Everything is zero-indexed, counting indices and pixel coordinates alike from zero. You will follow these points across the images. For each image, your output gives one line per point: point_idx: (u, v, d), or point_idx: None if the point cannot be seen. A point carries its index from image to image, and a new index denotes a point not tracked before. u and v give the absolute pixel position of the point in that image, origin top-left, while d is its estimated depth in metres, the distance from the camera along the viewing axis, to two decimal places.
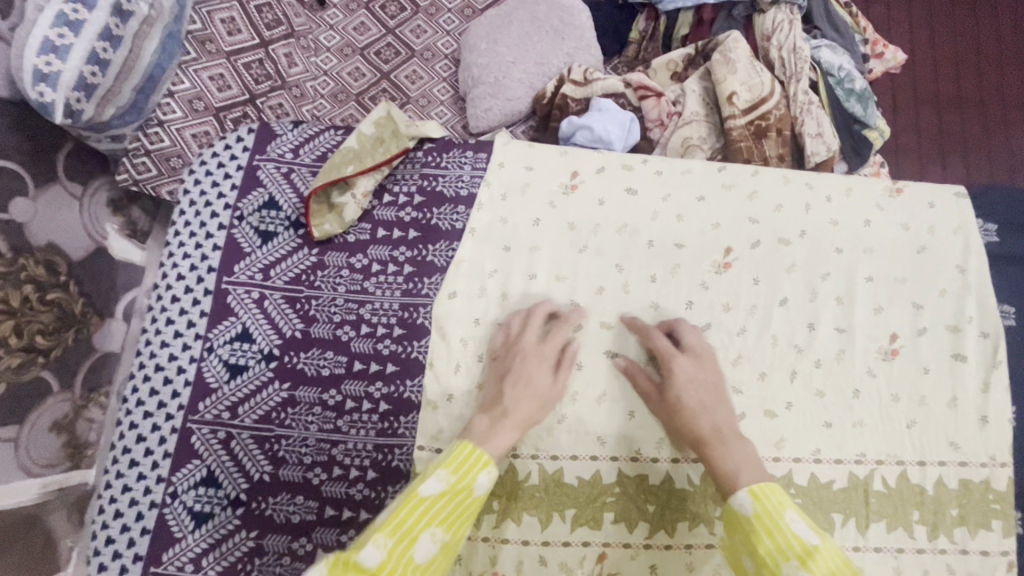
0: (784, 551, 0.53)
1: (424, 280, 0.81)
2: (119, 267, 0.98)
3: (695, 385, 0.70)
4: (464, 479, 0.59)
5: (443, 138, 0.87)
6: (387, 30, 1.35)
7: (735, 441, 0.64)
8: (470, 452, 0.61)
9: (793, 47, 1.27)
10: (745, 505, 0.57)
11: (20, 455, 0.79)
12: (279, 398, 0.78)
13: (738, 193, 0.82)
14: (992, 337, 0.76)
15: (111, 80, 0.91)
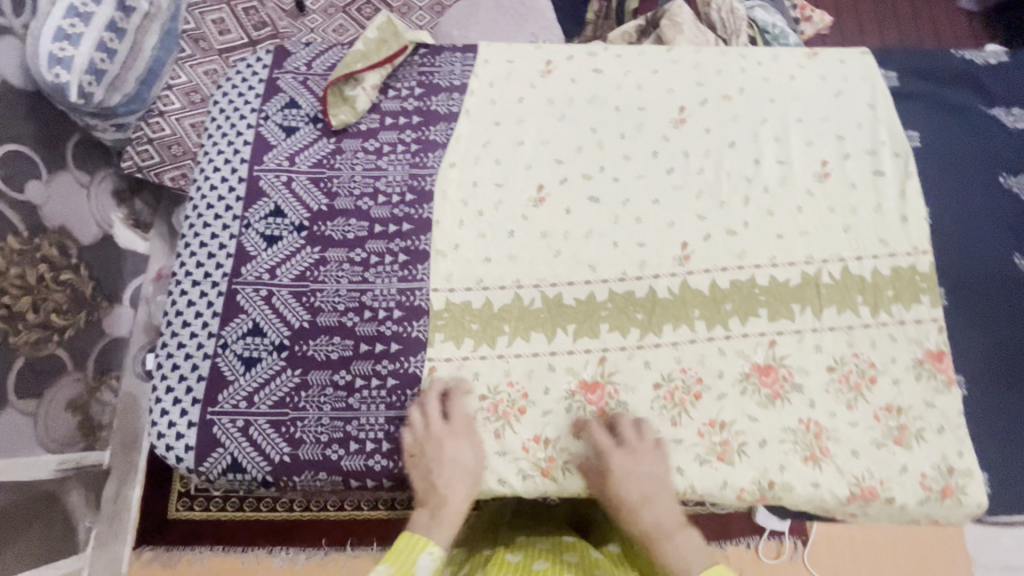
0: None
1: (430, 154, 0.94)
2: (124, 253, 1.37)
3: (637, 480, 0.76)
4: (403, 567, 0.67)
5: (435, 45, 1.02)
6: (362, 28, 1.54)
7: (675, 533, 0.72)
8: (406, 539, 0.70)
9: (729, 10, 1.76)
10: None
11: (45, 434, 1.12)
12: (312, 260, 0.89)
13: (686, 65, 0.98)
14: (903, 155, 0.92)
15: (117, 67, 1.18)
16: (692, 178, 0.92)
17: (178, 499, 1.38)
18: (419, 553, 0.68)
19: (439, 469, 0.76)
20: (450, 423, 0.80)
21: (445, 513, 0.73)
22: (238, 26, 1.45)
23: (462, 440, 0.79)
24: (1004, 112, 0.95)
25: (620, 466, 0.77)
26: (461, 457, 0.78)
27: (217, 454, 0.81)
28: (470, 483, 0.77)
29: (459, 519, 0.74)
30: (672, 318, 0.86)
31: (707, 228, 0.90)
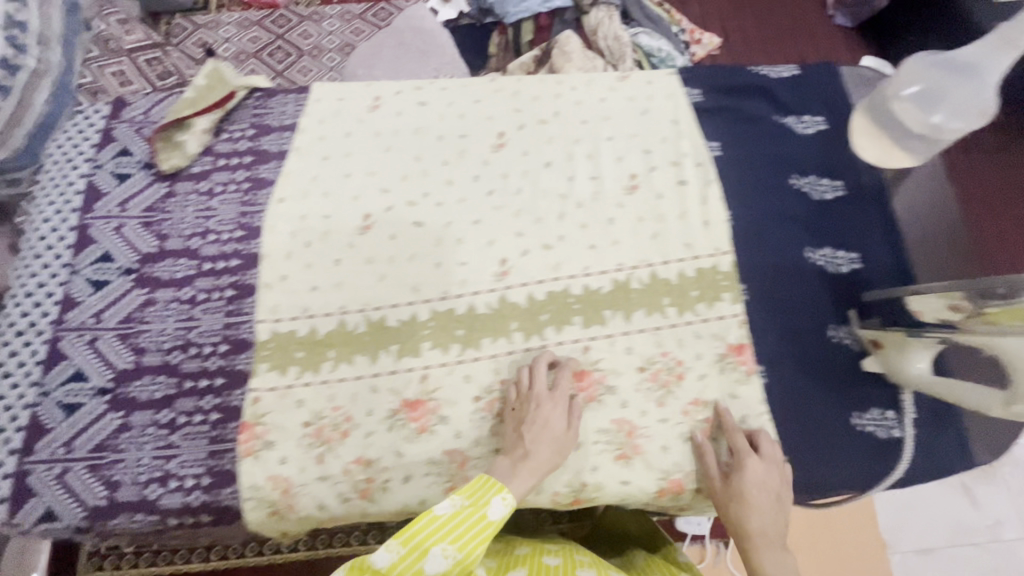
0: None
1: (260, 191, 0.98)
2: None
3: (768, 484, 0.77)
4: (476, 501, 0.68)
5: (270, 88, 1.06)
6: (278, 73, 1.91)
7: (778, 547, 0.73)
8: (482, 481, 0.71)
9: (615, 36, 1.91)
10: None
11: None
12: (139, 301, 0.91)
13: (505, 93, 1.04)
14: (704, 165, 0.99)
15: None
16: (511, 198, 0.98)
17: (85, 560, 1.20)
18: (494, 497, 0.69)
19: (534, 428, 0.80)
20: (554, 391, 0.84)
21: (530, 466, 0.77)
22: (136, 79, 1.56)
23: (559, 406, 0.82)
24: (796, 119, 1.03)
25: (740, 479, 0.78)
26: (552, 421, 0.81)
27: (32, 504, 0.80)
28: (558, 447, 0.80)
29: (544, 473, 0.77)
30: (491, 332, 0.90)
31: (525, 244, 0.95)
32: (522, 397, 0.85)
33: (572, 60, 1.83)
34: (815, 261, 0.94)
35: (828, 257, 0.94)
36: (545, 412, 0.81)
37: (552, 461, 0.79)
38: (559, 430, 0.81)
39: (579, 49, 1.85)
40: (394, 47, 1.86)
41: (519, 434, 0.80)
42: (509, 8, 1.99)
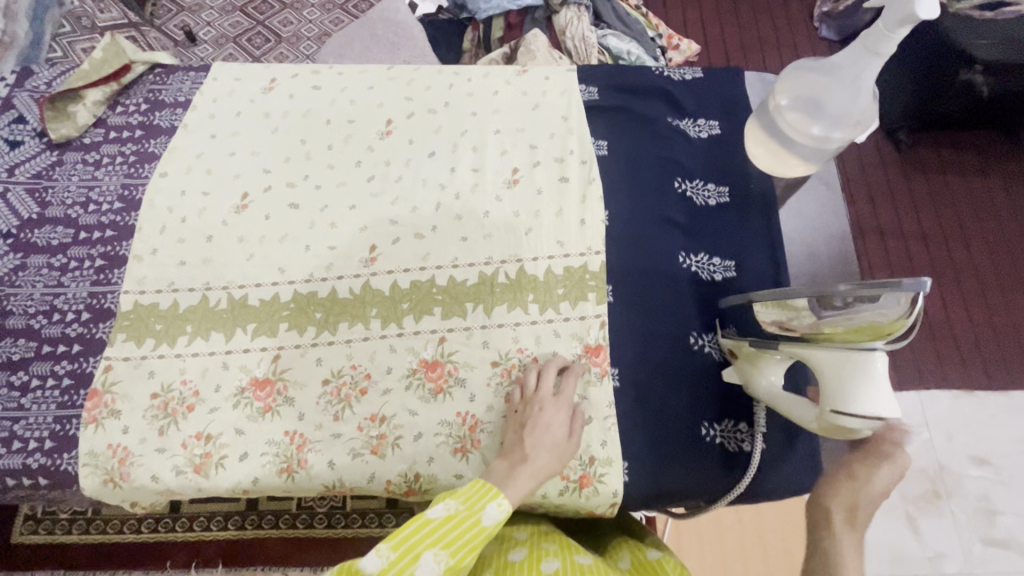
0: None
1: (145, 165, 0.99)
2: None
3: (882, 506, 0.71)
4: (473, 508, 0.66)
5: (173, 65, 1.08)
6: (255, 57, 1.94)
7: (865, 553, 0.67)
8: (481, 484, 0.69)
9: (582, 35, 1.89)
10: None
11: None
12: (13, 265, 0.93)
13: (400, 81, 1.04)
14: (588, 163, 0.98)
15: None
16: (390, 186, 0.98)
17: (21, 523, 1.34)
18: (491, 501, 0.67)
19: (533, 431, 0.77)
20: (560, 396, 0.81)
21: (528, 468, 0.73)
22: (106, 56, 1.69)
23: (562, 411, 0.79)
24: (691, 122, 1.02)
25: (879, 486, 0.70)
26: (555, 426, 0.78)
27: None
28: (557, 453, 0.76)
29: (538, 480, 0.73)
30: (349, 317, 0.90)
31: (398, 232, 0.95)
32: (526, 399, 0.82)
33: (536, 58, 1.79)
34: (687, 267, 0.93)
35: (702, 263, 0.93)
36: (546, 416, 0.78)
37: (552, 468, 0.74)
38: (560, 435, 0.77)
39: (545, 48, 1.82)
40: (365, 39, 1.85)
41: (519, 437, 0.77)
42: (481, 3, 1.96)
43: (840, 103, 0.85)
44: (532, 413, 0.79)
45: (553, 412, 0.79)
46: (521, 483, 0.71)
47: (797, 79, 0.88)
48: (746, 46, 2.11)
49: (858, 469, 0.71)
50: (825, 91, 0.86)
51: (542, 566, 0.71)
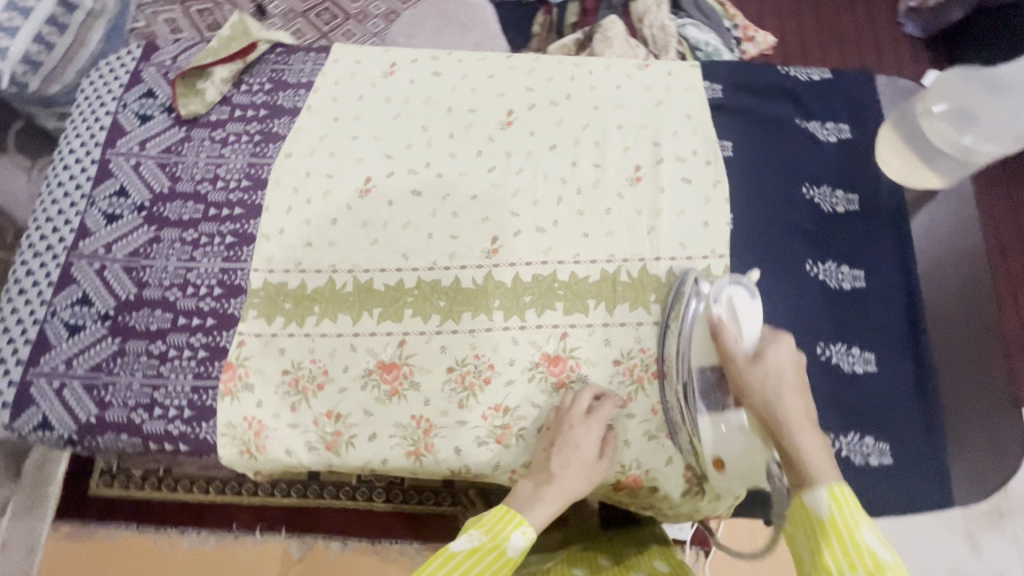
0: (852, 566, 0.54)
1: (270, 145, 1.00)
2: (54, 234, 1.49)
3: (795, 373, 0.71)
4: (497, 537, 0.67)
5: (293, 45, 1.09)
6: (322, 33, 1.95)
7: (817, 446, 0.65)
8: (505, 513, 0.70)
9: (661, 25, 1.75)
10: (818, 506, 0.59)
11: None
12: (147, 237, 0.96)
13: (520, 71, 1.03)
14: (713, 163, 0.96)
15: (53, 59, 1.27)
16: (513, 177, 0.98)
17: (98, 476, 1.38)
18: (514, 532, 0.68)
19: (562, 451, 0.79)
20: (592, 416, 0.82)
21: (554, 489, 0.75)
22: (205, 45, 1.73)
23: (593, 431, 0.81)
24: (819, 125, 0.99)
25: (766, 395, 0.69)
26: (583, 446, 0.79)
27: (31, 411, 0.86)
28: (585, 472, 0.78)
29: (564, 500, 0.75)
30: (472, 307, 0.91)
31: (519, 224, 0.95)
32: (559, 417, 0.84)
33: (613, 46, 1.67)
34: (814, 275, 0.91)
35: (830, 271, 0.91)
36: (576, 436, 0.80)
37: (578, 489, 0.77)
38: (589, 456, 0.79)
39: (622, 35, 1.70)
40: (438, 19, 1.82)
41: (547, 456, 0.80)
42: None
43: (993, 121, 0.84)
44: (557, 436, 0.81)
45: (579, 439, 0.80)
46: (546, 507, 0.73)
47: (959, 85, 0.85)
48: (837, 25, 1.93)
49: (759, 377, 0.70)
50: (983, 105, 0.84)
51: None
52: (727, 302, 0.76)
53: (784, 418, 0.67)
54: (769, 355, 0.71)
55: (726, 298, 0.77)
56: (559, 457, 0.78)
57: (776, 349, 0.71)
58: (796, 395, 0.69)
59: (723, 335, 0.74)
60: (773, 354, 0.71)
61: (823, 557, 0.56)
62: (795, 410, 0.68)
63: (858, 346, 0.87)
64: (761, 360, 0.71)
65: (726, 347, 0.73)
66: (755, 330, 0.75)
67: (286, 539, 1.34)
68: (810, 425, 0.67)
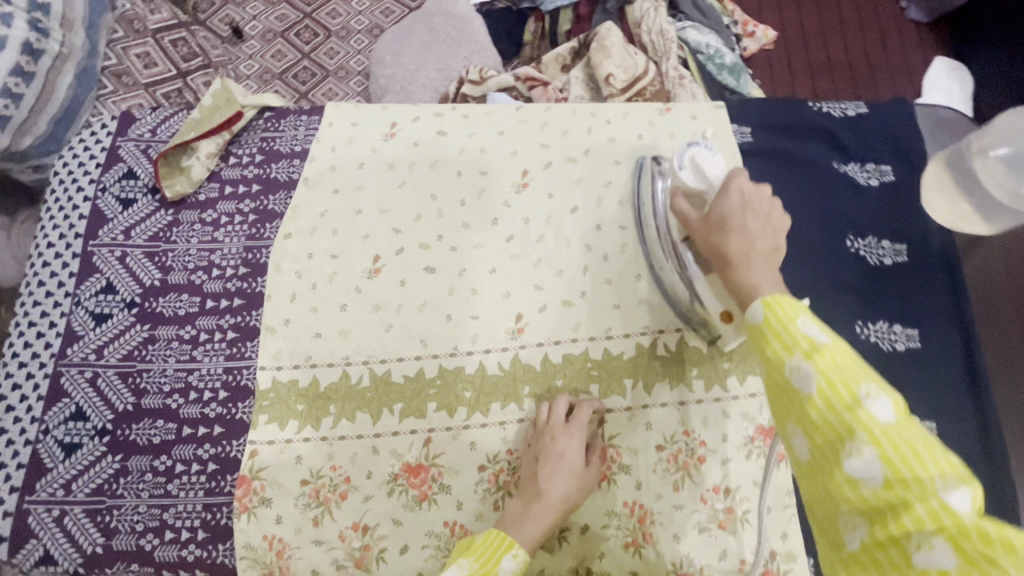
0: (790, 351, 0.50)
1: (267, 225, 0.92)
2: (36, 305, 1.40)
3: (755, 214, 0.66)
4: (488, 565, 0.66)
5: (283, 108, 1.00)
6: (303, 54, 1.82)
7: (760, 268, 0.61)
8: (496, 537, 0.69)
9: (660, 30, 1.58)
10: (755, 317, 0.54)
11: None
12: (141, 338, 0.88)
13: (532, 125, 0.96)
14: None
15: (24, 112, 1.21)
16: (533, 246, 0.90)
17: None
18: (507, 555, 0.67)
19: (547, 463, 0.76)
20: (572, 423, 0.80)
21: (542, 504, 0.74)
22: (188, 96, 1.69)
23: (575, 439, 0.78)
24: (858, 168, 0.92)
25: (723, 212, 0.67)
26: (569, 455, 0.77)
27: (31, 545, 0.80)
28: (573, 476, 0.76)
29: (553, 514, 0.74)
30: (500, 395, 0.84)
31: (544, 298, 0.88)
32: (540, 430, 0.81)
33: (611, 57, 1.46)
34: (866, 337, 0.84)
35: (882, 331, 0.84)
36: (560, 446, 0.77)
37: (567, 497, 0.75)
38: (576, 462, 0.77)
39: (620, 43, 1.49)
40: (424, 33, 1.69)
41: (535, 470, 0.77)
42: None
43: None
44: (538, 445, 0.79)
45: (562, 446, 0.77)
46: (534, 525, 0.72)
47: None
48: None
49: (712, 244, 0.67)
50: None
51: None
52: (690, 165, 0.76)
53: (721, 244, 0.66)
54: (716, 207, 0.69)
55: (688, 156, 0.77)
56: (548, 469, 0.76)
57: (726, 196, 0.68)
58: (742, 238, 0.65)
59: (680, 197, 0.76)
60: (721, 209, 0.68)
61: (769, 359, 0.51)
62: (743, 244, 0.64)
63: (918, 415, 0.81)
64: (710, 220, 0.69)
65: (681, 210, 0.74)
66: (720, 175, 0.75)
67: None
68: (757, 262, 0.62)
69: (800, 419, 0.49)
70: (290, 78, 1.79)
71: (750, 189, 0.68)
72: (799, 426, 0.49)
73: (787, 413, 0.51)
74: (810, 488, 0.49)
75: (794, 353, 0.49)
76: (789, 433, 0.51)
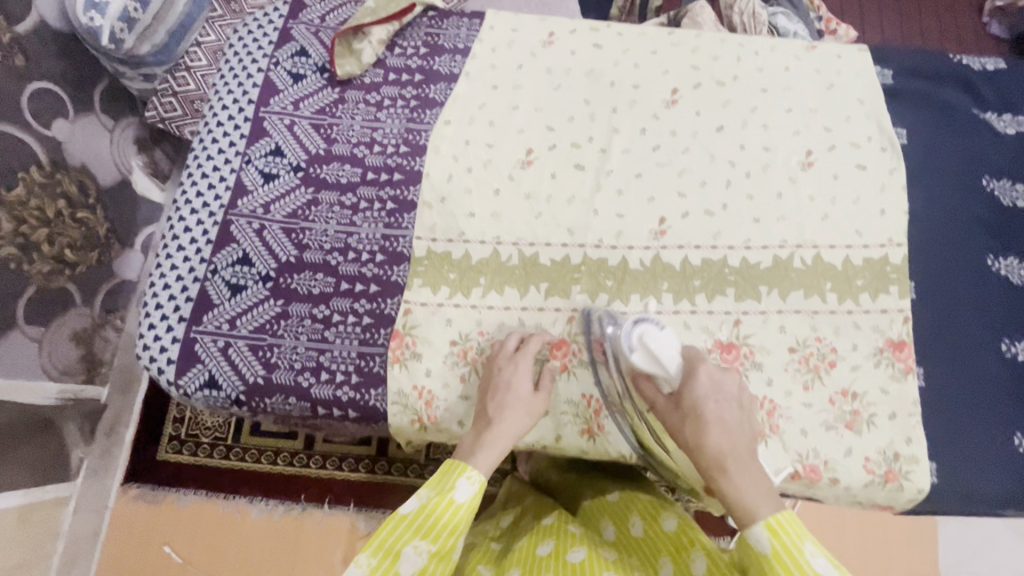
0: (799, 571, 0.56)
1: (427, 111, 0.98)
2: (140, 200, 1.48)
3: (719, 402, 0.69)
4: (442, 493, 0.66)
5: (445, 10, 1.06)
6: None
7: (746, 460, 0.64)
8: (447, 465, 0.69)
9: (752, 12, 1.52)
10: (761, 543, 0.59)
11: (43, 357, 1.21)
12: (305, 199, 0.93)
13: (684, 49, 1.00)
14: (889, 151, 0.94)
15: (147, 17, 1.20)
16: (677, 157, 0.95)
17: (167, 442, 1.44)
18: (460, 479, 0.67)
19: (497, 394, 0.78)
20: (522, 352, 0.82)
21: (493, 433, 0.73)
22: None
23: (521, 367, 0.80)
24: (995, 117, 0.96)
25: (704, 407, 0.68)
26: (517, 384, 0.79)
27: (196, 370, 0.85)
28: (525, 404, 0.78)
29: (510, 440, 0.74)
30: (640, 288, 0.89)
31: (687, 206, 0.93)
32: (491, 359, 0.83)
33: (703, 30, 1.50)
34: (996, 270, 0.89)
35: (1012, 267, 0.89)
36: (508, 376, 0.79)
37: (520, 425, 0.76)
38: (526, 392, 0.79)
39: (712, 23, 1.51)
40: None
41: (484, 406, 0.78)
42: None
43: None
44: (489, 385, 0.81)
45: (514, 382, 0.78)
46: (489, 448, 0.72)
47: None
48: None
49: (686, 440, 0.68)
50: None
51: (568, 557, 0.73)
52: (640, 346, 0.74)
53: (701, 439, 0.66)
54: (687, 398, 0.70)
55: (638, 339, 0.74)
56: (496, 400, 0.77)
57: (693, 389, 0.70)
58: (721, 430, 0.66)
59: (645, 384, 0.75)
60: (688, 397, 0.70)
61: (780, 572, 0.57)
62: (725, 441, 0.65)
63: None
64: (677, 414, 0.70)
65: (652, 399, 0.74)
66: (673, 355, 0.73)
67: (354, 514, 1.37)
68: (741, 458, 0.65)
69: None
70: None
71: (713, 373, 0.72)
72: None
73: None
74: None
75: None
76: None
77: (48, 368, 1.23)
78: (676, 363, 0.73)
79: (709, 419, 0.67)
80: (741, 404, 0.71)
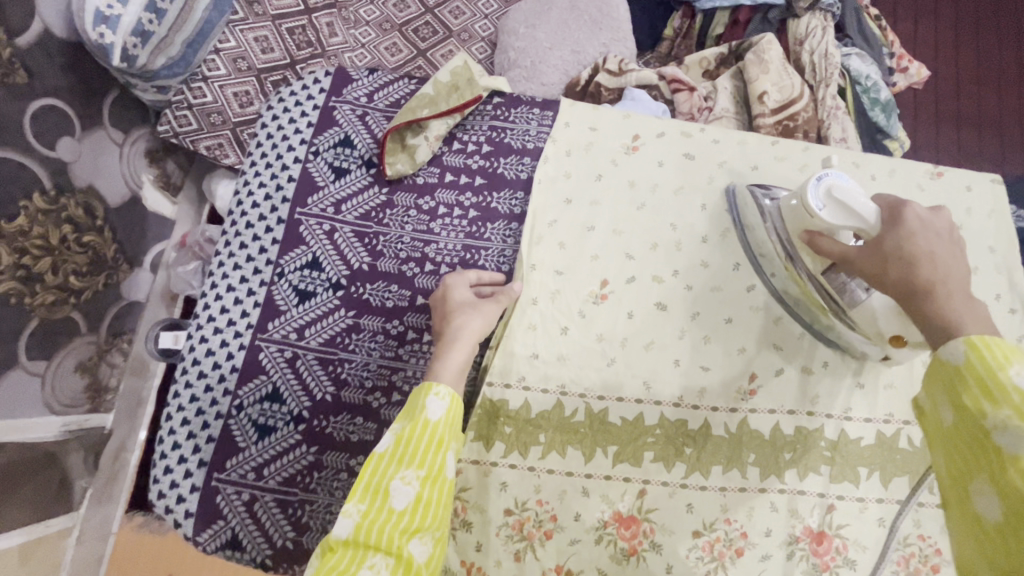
0: (995, 401, 0.43)
1: (489, 224, 0.86)
2: (149, 215, 1.40)
3: (933, 236, 0.59)
4: (416, 416, 0.62)
5: (511, 95, 0.94)
6: (426, 8, 1.51)
7: (961, 297, 0.53)
8: (416, 390, 0.65)
9: (824, 53, 1.34)
10: (955, 354, 0.47)
11: (47, 391, 1.12)
12: (344, 324, 0.82)
13: (789, 165, 0.87)
14: (1020, 313, 0.81)
15: (165, 30, 1.11)
16: (773, 302, 0.83)
17: None
18: (429, 398, 0.63)
19: (441, 313, 0.75)
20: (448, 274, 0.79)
21: (450, 338, 0.71)
22: (283, 47, 1.30)
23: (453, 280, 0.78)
24: None
25: (915, 245, 0.59)
26: (455, 294, 0.76)
27: (218, 527, 0.76)
28: (478, 311, 0.75)
29: (468, 347, 0.71)
30: (723, 459, 0.78)
31: (783, 361, 0.81)
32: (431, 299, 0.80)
33: (769, 73, 1.23)
34: None
35: None
36: (449, 294, 0.77)
37: (478, 328, 0.73)
38: (465, 301, 0.76)
39: (781, 60, 1.25)
40: (566, 9, 1.38)
41: (437, 325, 0.76)
42: None
43: None
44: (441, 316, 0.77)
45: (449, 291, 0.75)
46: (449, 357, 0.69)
47: None
48: (981, 96, 1.67)
49: (885, 274, 0.60)
50: None
51: None
52: (829, 199, 0.68)
53: (903, 274, 0.58)
54: (886, 237, 0.61)
55: (823, 195, 0.69)
56: (441, 317, 0.75)
57: (900, 226, 0.61)
58: (927, 261, 0.57)
59: (825, 240, 0.69)
60: (890, 239, 0.61)
61: (963, 405, 0.45)
62: (931, 272, 0.56)
63: None
64: (873, 253, 0.62)
65: (841, 253, 0.66)
66: (870, 206, 0.65)
67: None
68: (959, 289, 0.54)
69: (993, 475, 0.42)
70: (410, 32, 1.48)
71: (922, 213, 0.61)
72: (985, 484, 0.43)
73: (973, 465, 0.44)
74: (977, 545, 0.43)
75: (998, 403, 0.42)
76: (976, 490, 0.44)
77: (52, 405, 1.14)
78: (873, 209, 0.64)
79: (914, 262, 0.57)
80: (959, 245, 0.59)
